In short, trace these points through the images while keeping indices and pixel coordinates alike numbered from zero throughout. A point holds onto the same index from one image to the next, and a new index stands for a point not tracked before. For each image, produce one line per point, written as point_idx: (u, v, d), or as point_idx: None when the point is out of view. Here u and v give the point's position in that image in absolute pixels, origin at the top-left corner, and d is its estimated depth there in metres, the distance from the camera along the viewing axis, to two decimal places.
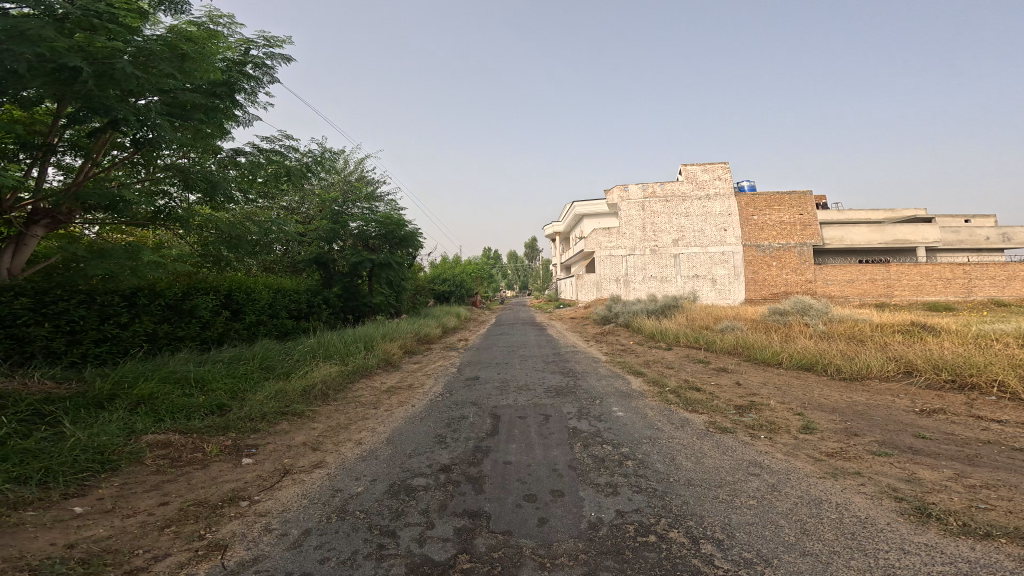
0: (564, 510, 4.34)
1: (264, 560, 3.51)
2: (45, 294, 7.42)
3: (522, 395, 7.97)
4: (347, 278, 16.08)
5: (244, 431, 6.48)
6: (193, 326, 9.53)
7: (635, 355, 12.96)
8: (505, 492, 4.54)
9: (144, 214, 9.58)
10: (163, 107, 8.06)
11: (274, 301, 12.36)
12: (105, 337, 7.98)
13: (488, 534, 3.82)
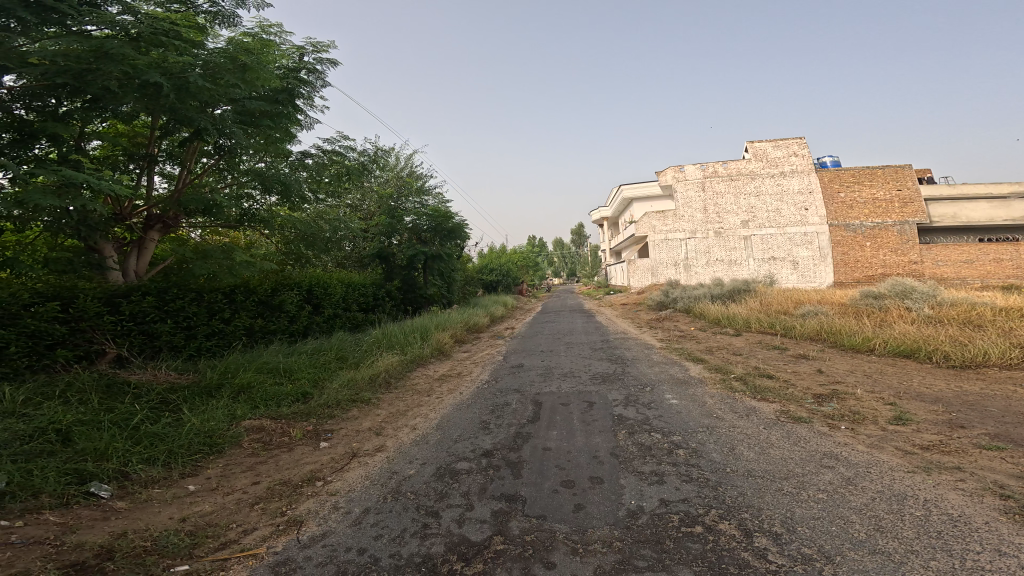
0: (602, 497, 4.35)
1: (330, 535, 3.75)
2: (166, 293, 7.96)
3: (565, 382, 7.96)
4: (405, 271, 16.74)
5: (322, 417, 6.89)
6: (283, 320, 10.21)
7: (696, 341, 12.56)
8: (543, 478, 4.59)
9: (235, 215, 10.15)
10: (235, 116, 8.76)
11: (348, 294, 13.05)
12: (213, 331, 8.58)
13: (522, 518, 3.89)
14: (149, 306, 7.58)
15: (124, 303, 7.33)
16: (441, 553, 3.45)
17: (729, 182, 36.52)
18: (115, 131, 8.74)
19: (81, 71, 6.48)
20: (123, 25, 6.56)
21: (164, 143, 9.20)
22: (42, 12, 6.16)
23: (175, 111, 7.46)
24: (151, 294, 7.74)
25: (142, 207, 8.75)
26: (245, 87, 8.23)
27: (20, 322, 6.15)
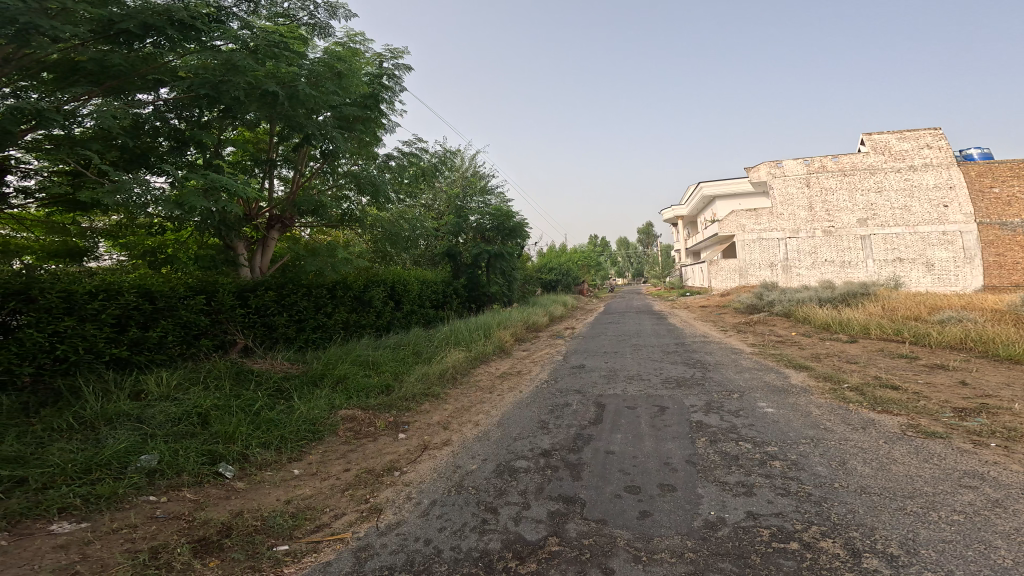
0: (672, 506, 4.13)
1: (403, 524, 3.85)
2: (283, 288, 8.54)
3: (631, 385, 7.60)
4: (471, 270, 17.15)
5: (401, 407, 7.06)
6: (371, 315, 10.90)
7: (800, 347, 11.50)
8: (605, 481, 4.46)
9: (336, 215, 10.73)
10: (336, 121, 9.20)
11: (422, 291, 13.69)
12: (319, 325, 9.25)
13: (580, 520, 3.84)
14: (269, 300, 8.16)
15: (251, 296, 7.90)
16: (497, 549, 3.47)
17: (841, 177, 33.49)
18: (242, 138, 9.45)
19: (216, 82, 7.11)
20: (245, 40, 7.23)
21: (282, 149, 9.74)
22: (184, 29, 6.73)
23: (289, 117, 7.97)
24: (271, 290, 8.31)
25: (266, 207, 9.37)
26: (342, 92, 8.92)
27: (177, 313, 6.60)
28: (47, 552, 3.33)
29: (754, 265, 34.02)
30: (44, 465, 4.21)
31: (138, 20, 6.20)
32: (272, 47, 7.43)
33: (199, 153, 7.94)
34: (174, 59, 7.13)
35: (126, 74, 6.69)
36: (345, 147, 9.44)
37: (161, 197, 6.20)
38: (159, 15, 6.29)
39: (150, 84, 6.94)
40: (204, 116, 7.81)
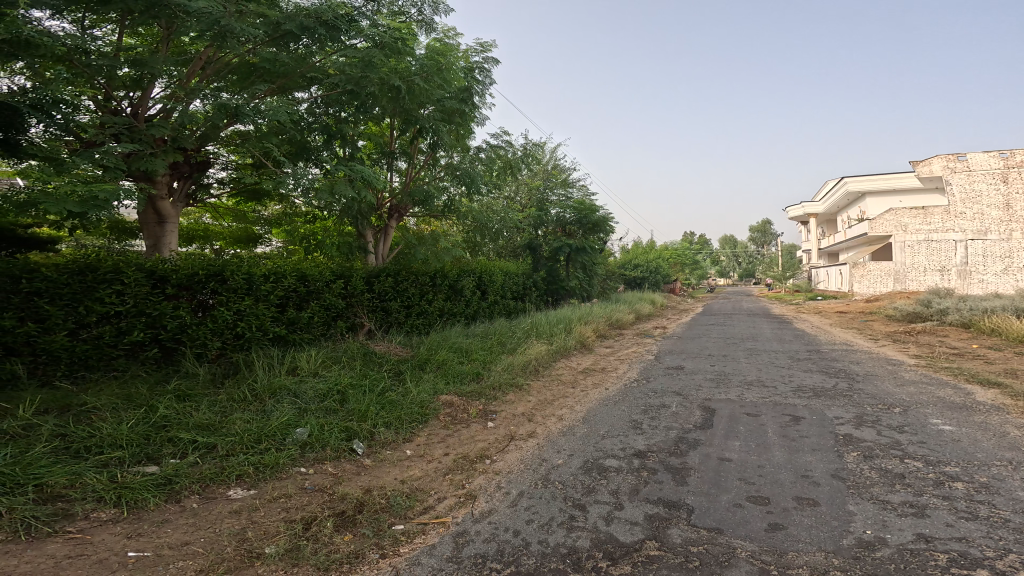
0: (811, 521, 3.59)
1: (493, 514, 3.83)
2: (400, 278, 8.59)
3: (752, 392, 6.66)
4: (552, 263, 16.32)
5: (489, 391, 6.72)
6: (461, 304, 10.39)
7: (987, 362, 9.41)
8: (719, 490, 4.03)
9: (440, 204, 9.70)
10: (439, 113, 8.54)
11: (505, 282, 12.81)
12: (419, 312, 8.94)
13: (687, 526, 3.55)
14: (389, 285, 8.18)
15: (375, 282, 8.02)
16: (586, 548, 3.35)
17: None
18: (370, 141, 9.04)
19: (354, 79, 6.98)
20: (376, 38, 6.96)
21: (399, 141, 8.94)
22: (331, 30, 6.46)
23: (405, 109, 7.93)
24: (388, 276, 8.31)
25: (388, 197, 9.01)
26: (445, 88, 8.13)
27: (318, 297, 6.82)
28: (225, 516, 3.69)
29: (919, 269, 29.83)
30: (224, 436, 4.56)
31: (295, 21, 6.25)
32: (395, 40, 6.95)
33: (347, 148, 7.76)
34: (314, 58, 6.89)
35: (285, 77, 6.86)
36: (443, 139, 8.59)
37: (313, 184, 6.29)
38: (296, 15, 6.23)
39: (304, 83, 7.03)
40: (347, 117, 7.45)
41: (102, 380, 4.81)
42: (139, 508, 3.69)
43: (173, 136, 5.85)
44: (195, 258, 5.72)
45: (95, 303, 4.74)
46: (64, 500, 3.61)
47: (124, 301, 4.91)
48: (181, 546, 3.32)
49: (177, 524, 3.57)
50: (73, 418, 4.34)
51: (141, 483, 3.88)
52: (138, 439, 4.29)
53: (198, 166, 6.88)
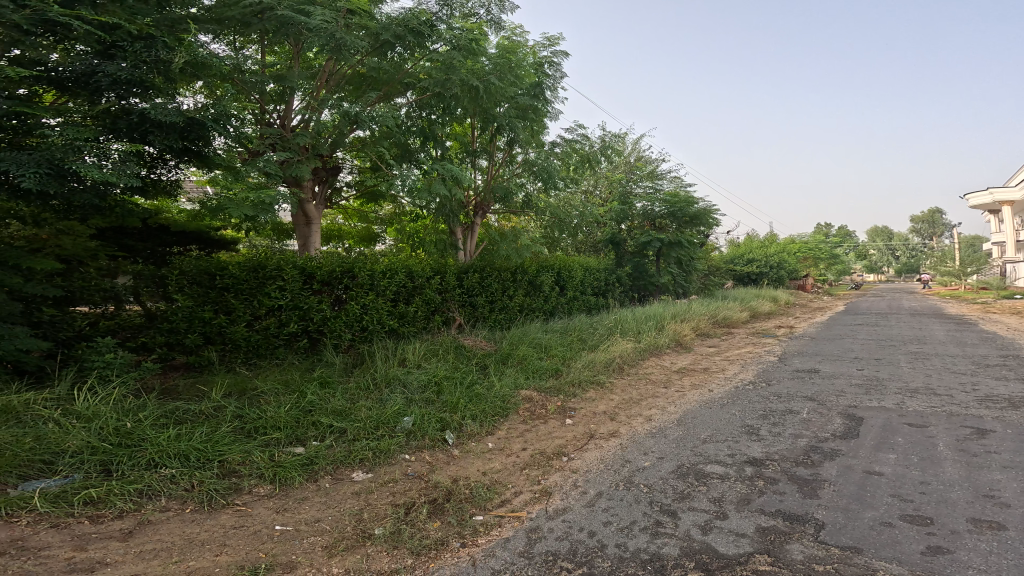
0: (992, 545, 2.65)
1: (567, 513, 3.59)
2: (485, 279, 7.38)
3: (916, 399, 5.11)
4: (638, 257, 11.94)
5: None
6: (542, 302, 8.53)
7: None
8: (858, 505, 3.18)
9: (516, 201, 7.55)
10: (517, 111, 6.86)
11: (582, 277, 10.10)
12: (502, 307, 7.61)
13: (812, 543, 2.88)
14: (475, 280, 7.13)
15: (464, 277, 7.01)
16: (675, 557, 2.94)
17: None
18: (453, 140, 7.20)
19: (444, 81, 5.65)
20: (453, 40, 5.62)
21: (481, 135, 7.23)
22: (416, 35, 5.27)
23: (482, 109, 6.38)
24: (475, 271, 7.29)
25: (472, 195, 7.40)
26: (517, 84, 6.53)
27: (420, 292, 6.20)
28: (348, 497, 3.66)
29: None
30: (358, 420, 4.26)
31: (392, 32, 5.14)
32: (474, 37, 5.62)
33: (440, 152, 6.65)
34: (409, 63, 5.76)
35: (380, 82, 5.81)
36: (522, 135, 6.85)
37: (415, 185, 5.43)
38: (391, 22, 5.13)
39: (401, 88, 5.86)
40: (439, 117, 6.28)
41: (268, 367, 4.90)
42: (288, 484, 3.73)
43: (312, 144, 5.01)
44: (337, 254, 5.71)
45: (261, 297, 4.88)
46: (237, 475, 3.75)
47: (283, 294, 4.97)
48: (314, 522, 3.37)
49: (312, 502, 3.59)
50: (244, 398, 4.48)
51: (291, 463, 3.89)
52: (292, 421, 4.28)
53: (332, 171, 5.97)
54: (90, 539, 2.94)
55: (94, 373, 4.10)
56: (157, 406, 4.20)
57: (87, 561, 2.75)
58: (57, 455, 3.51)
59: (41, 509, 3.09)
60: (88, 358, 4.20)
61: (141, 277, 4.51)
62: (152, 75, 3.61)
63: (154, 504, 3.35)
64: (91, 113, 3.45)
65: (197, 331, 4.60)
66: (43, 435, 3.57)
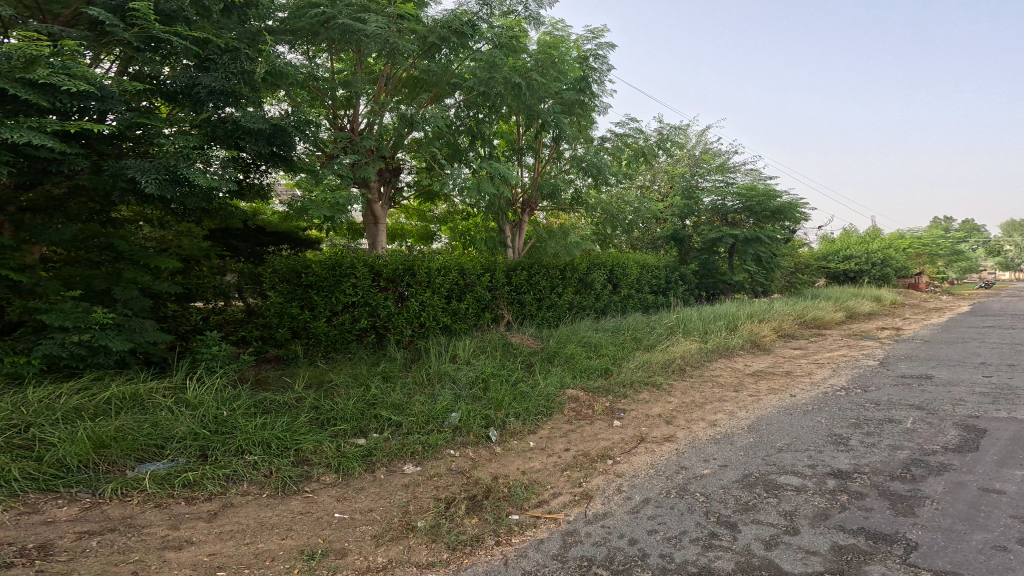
0: None
1: (608, 519, 3.30)
2: (533, 276, 6.81)
3: None
4: (707, 254, 10.25)
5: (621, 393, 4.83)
6: (592, 300, 7.45)
7: None
8: (969, 527, 2.57)
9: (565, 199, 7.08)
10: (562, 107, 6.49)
11: (641, 272, 8.71)
12: (547, 304, 6.82)
13: (898, 565, 2.36)
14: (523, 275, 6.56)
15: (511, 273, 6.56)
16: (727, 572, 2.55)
17: None
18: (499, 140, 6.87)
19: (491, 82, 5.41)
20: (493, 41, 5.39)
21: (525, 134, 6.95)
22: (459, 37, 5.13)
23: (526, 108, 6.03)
24: (523, 267, 6.63)
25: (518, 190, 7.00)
26: (559, 80, 6.17)
27: (470, 288, 5.87)
28: (398, 489, 3.57)
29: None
30: (413, 415, 4.10)
31: (437, 34, 5.03)
32: (518, 35, 5.36)
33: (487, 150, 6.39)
34: (454, 63, 5.57)
35: (431, 83, 5.79)
36: (569, 133, 6.34)
37: (464, 183, 5.36)
38: (435, 24, 5.00)
39: (450, 89, 5.75)
40: (486, 116, 6.10)
41: (344, 361, 4.95)
42: (350, 475, 3.70)
43: (375, 148, 5.14)
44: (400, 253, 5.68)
45: (336, 293, 4.91)
46: (308, 463, 3.78)
47: (355, 291, 4.99)
48: (367, 512, 3.33)
49: (366, 492, 3.55)
50: (321, 391, 4.42)
51: (352, 453, 3.85)
52: (359, 412, 4.15)
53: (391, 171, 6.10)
54: (182, 519, 3.10)
55: (202, 364, 4.35)
56: (251, 395, 4.33)
57: (178, 539, 2.91)
58: (165, 440, 3.71)
59: (149, 490, 3.30)
60: (199, 350, 4.45)
61: (245, 276, 4.83)
62: (240, 88, 3.83)
63: (238, 487, 3.46)
64: (198, 121, 3.74)
65: (283, 325, 4.72)
66: (159, 421, 3.83)
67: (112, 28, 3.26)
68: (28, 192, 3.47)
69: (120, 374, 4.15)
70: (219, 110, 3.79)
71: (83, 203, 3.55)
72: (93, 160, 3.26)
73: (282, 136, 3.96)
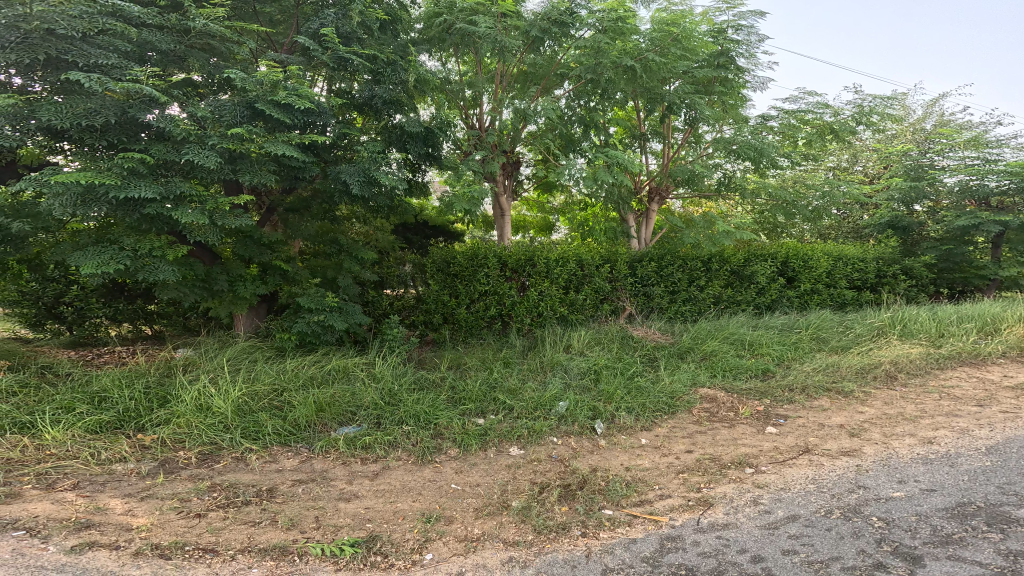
0: None
1: (729, 527, 2.56)
2: (666, 264, 5.65)
3: None
4: (953, 244, 7.51)
5: (788, 390, 3.97)
6: (750, 292, 6.00)
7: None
8: None
9: (709, 185, 6.06)
10: (691, 85, 5.45)
11: (836, 260, 6.62)
12: (686, 299, 5.73)
13: None
14: (653, 267, 5.54)
15: (637, 265, 5.57)
16: None
17: None
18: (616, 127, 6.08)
19: (601, 69, 4.87)
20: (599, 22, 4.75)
21: (653, 117, 5.96)
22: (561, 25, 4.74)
23: (646, 90, 5.26)
24: (652, 258, 5.66)
25: (646, 176, 6.16)
26: (691, 56, 5.14)
27: (590, 279, 5.31)
28: (500, 469, 3.26)
29: None
30: (525, 400, 3.94)
31: (538, 27, 4.74)
32: (624, 15, 4.72)
33: (603, 139, 5.76)
34: (561, 53, 5.19)
35: (539, 77, 5.42)
36: (707, 114, 5.28)
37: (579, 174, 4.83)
38: (534, 17, 4.70)
39: (558, 80, 5.38)
40: (599, 104, 5.52)
41: (476, 345, 4.93)
42: (469, 451, 3.47)
43: (498, 143, 5.30)
44: (524, 243, 5.47)
45: (473, 282, 5.01)
46: (440, 437, 3.63)
47: (489, 280, 5.01)
48: (473, 486, 3.10)
49: (471, 470, 3.27)
50: (457, 371, 4.48)
51: (467, 434, 3.59)
52: (480, 394, 4.05)
53: (512, 166, 5.76)
54: (356, 476, 3.24)
55: (387, 345, 4.65)
56: (412, 373, 4.42)
57: (349, 492, 3.08)
58: (356, 408, 3.90)
59: (343, 450, 3.49)
60: (386, 331, 4.78)
61: (418, 266, 5.17)
62: (402, 94, 4.08)
63: (396, 452, 3.48)
64: (381, 127, 4.20)
65: (437, 312, 5.06)
66: (356, 391, 4.03)
67: (312, 53, 3.64)
68: (289, 196, 4.23)
69: (336, 350, 4.54)
70: (389, 116, 4.12)
71: (322, 202, 4.30)
72: (321, 166, 3.80)
73: (437, 137, 4.31)
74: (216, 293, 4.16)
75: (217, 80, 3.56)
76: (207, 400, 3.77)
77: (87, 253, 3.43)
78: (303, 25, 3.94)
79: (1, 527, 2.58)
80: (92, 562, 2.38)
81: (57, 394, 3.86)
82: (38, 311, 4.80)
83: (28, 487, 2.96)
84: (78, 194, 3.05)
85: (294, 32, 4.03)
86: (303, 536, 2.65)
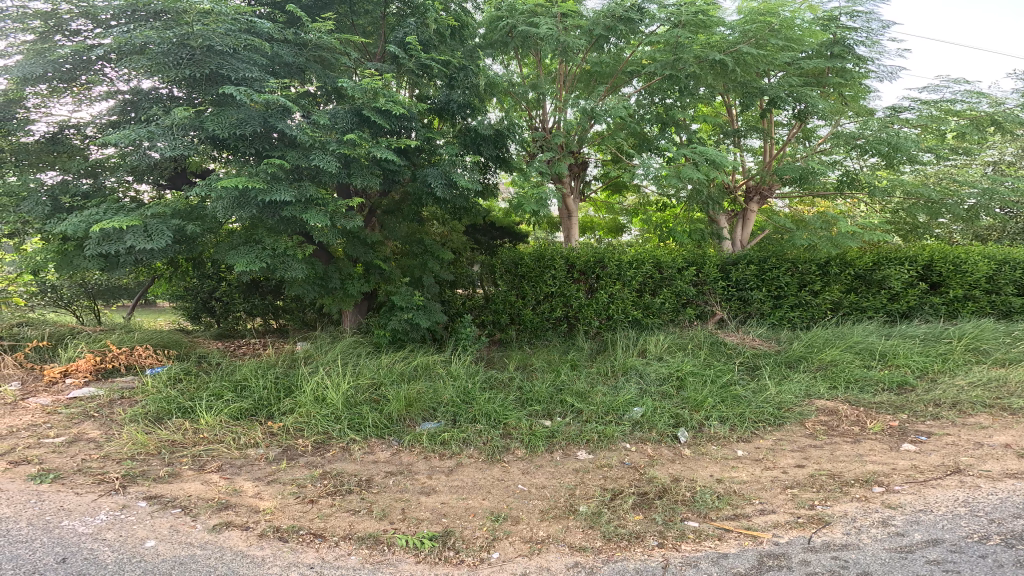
0: None
1: (851, 548, 2.11)
2: (767, 267, 5.17)
3: None
4: None
5: (932, 401, 3.44)
6: (881, 299, 5.26)
7: None
8: None
9: (826, 183, 5.56)
10: (798, 75, 5.26)
11: (1005, 263, 5.51)
12: (795, 304, 5.21)
13: None
14: (753, 272, 5.13)
15: (733, 269, 5.19)
16: None
17: None
18: (703, 124, 5.98)
19: (681, 68, 4.90)
20: (673, 17, 4.74)
21: (753, 112, 5.73)
22: (627, 22, 4.80)
23: (741, 85, 5.15)
24: (755, 261, 5.23)
25: (744, 175, 5.91)
26: (795, 46, 4.93)
27: (669, 283, 5.06)
28: (566, 472, 3.06)
29: None
30: (594, 403, 3.73)
31: (601, 26, 4.78)
32: (703, 6, 4.68)
33: (684, 138, 5.64)
34: (627, 50, 5.25)
35: (606, 76, 5.53)
36: (822, 107, 4.97)
37: (657, 171, 4.70)
38: (597, 15, 4.76)
39: (627, 78, 5.45)
40: (678, 100, 5.37)
41: (546, 347, 4.90)
42: (536, 452, 3.32)
43: (565, 144, 5.34)
44: (593, 245, 5.34)
45: (540, 283, 5.04)
46: (508, 437, 3.54)
47: (555, 281, 5.01)
48: (540, 488, 2.94)
49: (539, 471, 3.12)
50: (530, 372, 4.44)
51: (537, 432, 3.48)
52: (547, 395, 3.94)
53: (580, 165, 5.88)
54: (435, 471, 3.22)
55: (461, 344, 4.82)
56: (487, 373, 4.44)
57: (426, 486, 3.05)
58: (437, 405, 3.93)
59: (426, 445, 3.50)
60: (460, 330, 4.96)
61: (485, 267, 5.33)
62: (473, 98, 4.54)
63: (469, 449, 3.44)
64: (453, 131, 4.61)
65: (504, 313, 5.18)
66: (435, 390, 4.09)
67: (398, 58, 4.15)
68: (385, 199, 4.74)
69: (423, 348, 4.75)
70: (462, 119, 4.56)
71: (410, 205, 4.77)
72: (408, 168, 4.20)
73: (506, 138, 4.68)
74: (329, 291, 4.64)
75: (326, 89, 4.19)
76: (322, 392, 4.02)
77: (236, 253, 3.97)
78: (389, 34, 4.56)
79: (163, 504, 2.87)
80: (228, 540, 2.57)
81: (209, 382, 4.42)
82: (195, 303, 5.90)
83: (185, 468, 3.30)
84: (235, 198, 3.57)
85: (383, 42, 4.64)
86: (392, 527, 2.65)
